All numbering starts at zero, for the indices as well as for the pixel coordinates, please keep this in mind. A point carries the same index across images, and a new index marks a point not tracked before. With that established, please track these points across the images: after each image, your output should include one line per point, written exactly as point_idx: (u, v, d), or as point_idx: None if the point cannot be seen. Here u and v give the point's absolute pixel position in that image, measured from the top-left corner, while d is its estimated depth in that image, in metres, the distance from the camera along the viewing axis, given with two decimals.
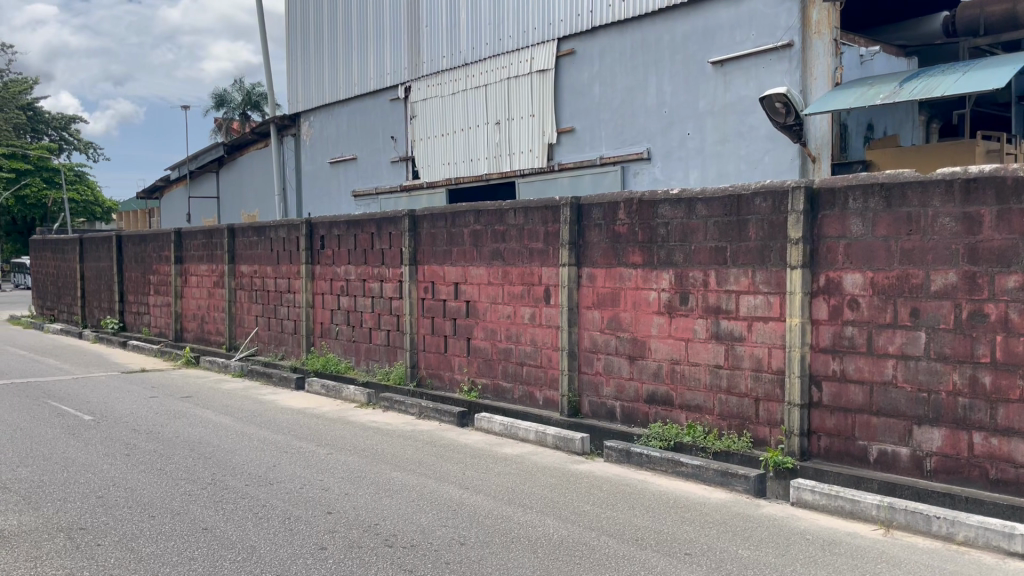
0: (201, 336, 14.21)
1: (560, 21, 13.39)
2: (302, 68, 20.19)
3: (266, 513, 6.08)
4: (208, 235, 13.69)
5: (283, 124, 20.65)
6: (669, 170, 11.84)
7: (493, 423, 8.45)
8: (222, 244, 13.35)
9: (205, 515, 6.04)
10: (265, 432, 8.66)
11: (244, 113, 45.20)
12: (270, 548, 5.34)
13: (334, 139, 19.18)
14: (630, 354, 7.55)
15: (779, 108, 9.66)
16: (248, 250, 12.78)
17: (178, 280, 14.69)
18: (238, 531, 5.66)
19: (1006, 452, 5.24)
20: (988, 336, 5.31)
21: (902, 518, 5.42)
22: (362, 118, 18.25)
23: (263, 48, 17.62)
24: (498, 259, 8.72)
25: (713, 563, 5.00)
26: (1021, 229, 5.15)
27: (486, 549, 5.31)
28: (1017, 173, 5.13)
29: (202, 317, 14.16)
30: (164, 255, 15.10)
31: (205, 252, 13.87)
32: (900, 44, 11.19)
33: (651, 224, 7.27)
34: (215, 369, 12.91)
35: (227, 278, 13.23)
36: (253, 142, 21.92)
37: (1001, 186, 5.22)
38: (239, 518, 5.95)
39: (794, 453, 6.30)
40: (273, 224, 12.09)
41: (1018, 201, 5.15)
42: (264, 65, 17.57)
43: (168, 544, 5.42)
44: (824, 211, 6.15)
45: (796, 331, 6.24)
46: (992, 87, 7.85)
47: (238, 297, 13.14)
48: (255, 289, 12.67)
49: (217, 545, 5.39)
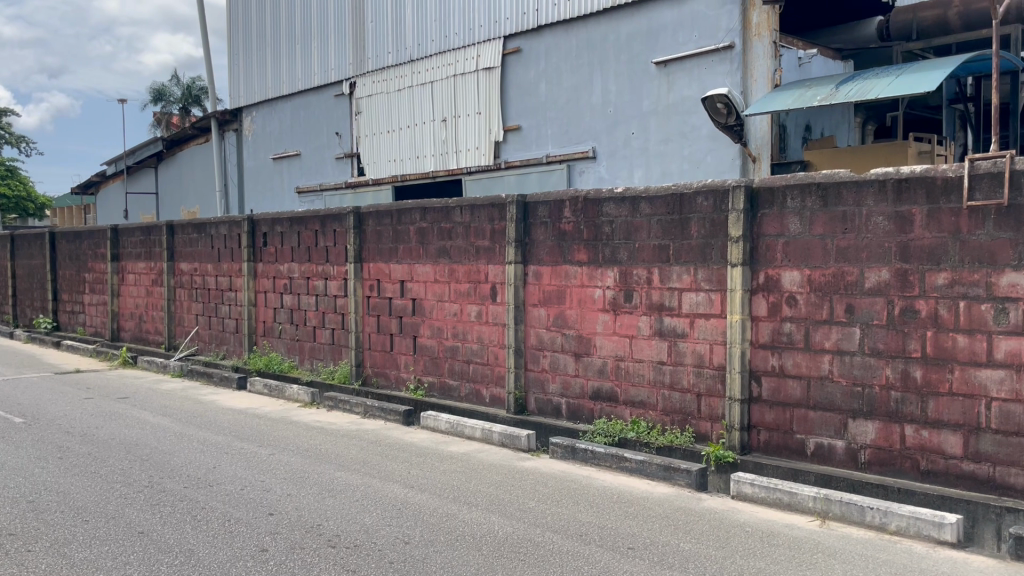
0: (139, 335, 13.85)
1: (506, 19, 13.38)
2: (244, 62, 19.85)
3: (205, 516, 5.98)
4: (146, 232, 13.36)
5: (222, 119, 20.27)
6: (614, 169, 11.95)
7: (439, 421, 8.43)
8: (160, 241, 13.05)
9: (141, 518, 5.91)
10: (205, 432, 8.49)
11: (184, 108, 44.15)
12: (208, 551, 5.25)
13: (276, 134, 18.90)
14: (576, 351, 7.61)
15: (721, 108, 9.80)
16: (188, 247, 12.51)
17: (115, 278, 14.32)
18: (175, 535, 5.54)
19: (936, 444, 5.43)
20: (919, 332, 5.49)
21: (838, 509, 5.58)
22: (305, 113, 18.03)
23: (203, 41, 17.27)
24: (444, 257, 8.70)
25: (656, 556, 5.08)
26: (951, 228, 5.34)
27: (432, 547, 5.30)
28: (947, 174, 5.34)
29: (139, 316, 13.81)
30: (99, 253, 14.69)
31: (142, 249, 13.54)
32: (837, 47, 11.41)
33: (596, 222, 7.35)
34: (153, 369, 12.60)
35: (166, 275, 12.94)
36: (192, 137, 21.45)
37: (931, 187, 5.41)
38: (177, 521, 5.84)
39: (734, 447, 6.45)
40: (213, 220, 11.86)
41: (947, 201, 5.35)
42: (204, 58, 17.22)
43: (102, 549, 5.29)
44: (763, 210, 6.29)
45: (736, 327, 6.37)
46: (924, 91, 8.05)
47: (178, 295, 12.87)
48: (195, 287, 12.42)
49: (153, 549, 5.27)
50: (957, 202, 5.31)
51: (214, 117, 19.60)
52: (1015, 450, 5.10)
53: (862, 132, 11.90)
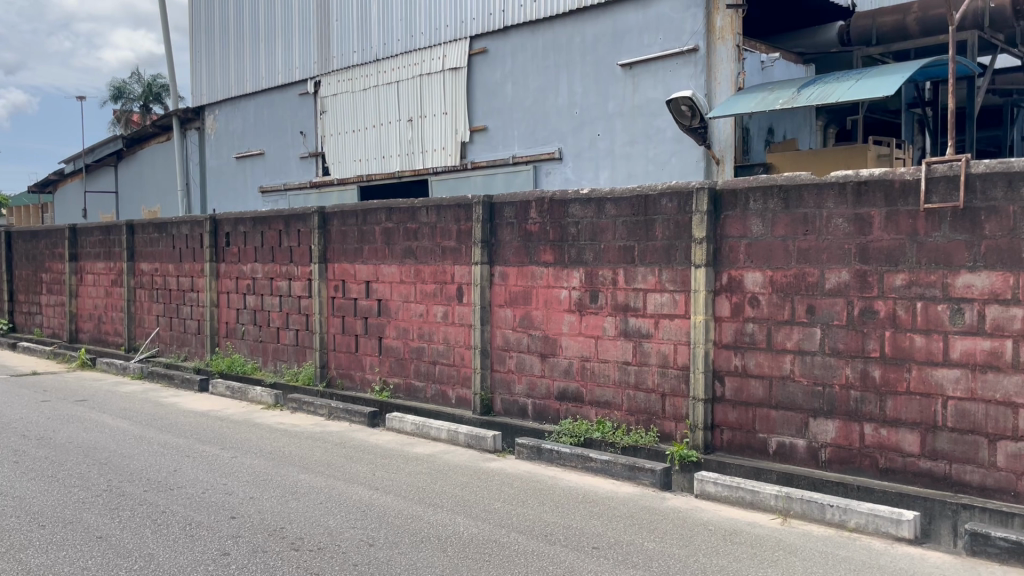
0: (98, 336, 13.60)
1: (472, 19, 13.35)
2: (207, 59, 19.61)
3: (165, 520, 5.88)
4: (105, 232, 13.13)
5: (184, 117, 20.00)
6: (580, 170, 11.99)
7: (404, 423, 8.39)
8: (120, 241, 12.84)
9: (99, 522, 5.80)
10: (166, 435, 8.36)
11: (145, 106, 43.40)
12: (168, 555, 5.17)
13: (240, 133, 18.67)
14: (542, 352, 7.62)
15: (685, 110, 9.91)
16: (148, 247, 12.33)
17: (73, 278, 14.05)
18: (135, 540, 5.45)
19: (894, 442, 5.52)
20: (878, 332, 5.59)
21: (799, 507, 5.66)
22: (268, 112, 17.85)
23: (165, 38, 17.01)
24: (410, 258, 8.67)
25: (620, 556, 5.10)
26: (908, 229, 5.44)
27: (396, 549, 5.28)
28: (905, 176, 5.43)
29: (98, 317, 13.56)
30: (57, 253, 14.41)
31: (102, 249, 13.30)
32: (799, 52, 11.70)
33: (562, 223, 7.36)
34: (111, 371, 12.38)
35: (126, 275, 12.73)
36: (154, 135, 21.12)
37: (889, 190, 5.51)
38: (137, 526, 5.74)
39: (698, 447, 6.50)
40: (174, 220, 11.69)
41: (905, 203, 5.44)
42: (166, 54, 16.97)
43: (59, 554, 5.19)
44: (726, 212, 6.35)
45: (700, 328, 6.42)
46: (883, 96, 8.18)
47: (138, 295, 12.66)
48: (156, 287, 12.24)
49: (111, 554, 5.18)
50: (914, 204, 5.41)
51: (176, 115, 19.34)
52: (971, 448, 5.21)
53: (824, 135, 12.10)
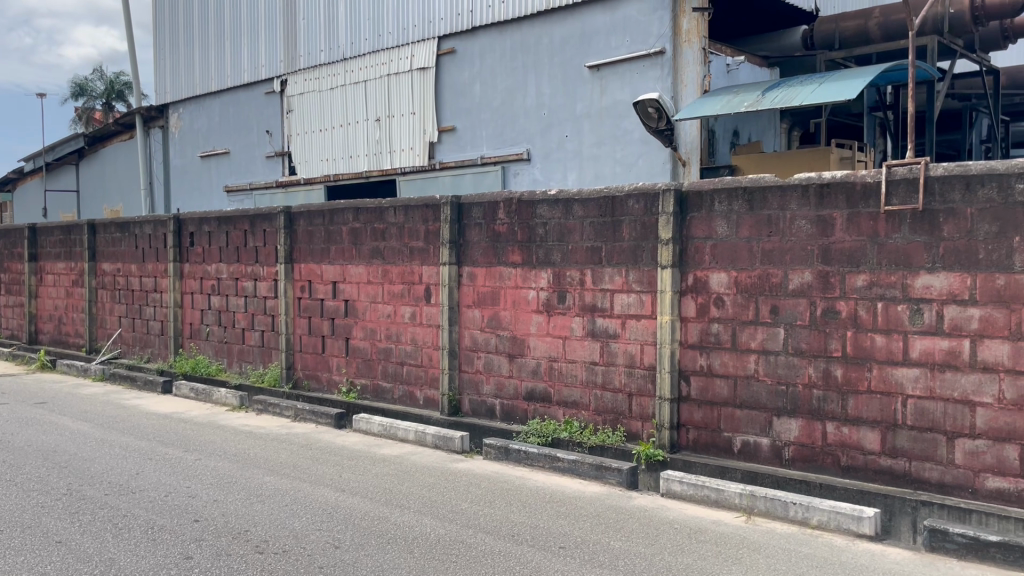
0: (58, 338, 13.35)
1: (440, 20, 13.32)
2: (170, 56, 19.35)
3: (127, 524, 5.80)
4: (66, 231, 12.90)
5: (148, 115, 19.71)
6: (548, 171, 12.01)
7: (371, 424, 8.35)
8: (81, 240, 12.62)
9: (59, 527, 5.70)
10: (128, 438, 8.23)
11: (107, 103, 42.65)
12: (130, 559, 5.10)
13: (205, 131, 18.45)
14: (509, 352, 7.63)
15: (652, 113, 9.97)
16: (110, 246, 12.14)
17: (32, 278, 13.79)
18: (95, 544, 5.36)
19: (856, 440, 5.61)
20: (840, 332, 5.67)
21: (762, 505, 5.73)
22: (233, 110, 17.66)
23: (127, 34, 16.76)
24: (377, 258, 8.62)
25: (586, 555, 5.13)
26: (870, 231, 5.53)
27: (362, 551, 5.25)
28: (866, 179, 5.53)
29: (58, 318, 13.32)
30: (15, 252, 14.12)
31: (62, 249, 13.07)
32: (763, 56, 11.86)
33: (530, 224, 7.38)
34: (72, 372, 12.16)
35: (87, 276, 12.52)
36: (116, 133, 20.82)
37: (851, 192, 5.60)
38: (97, 530, 5.65)
39: (664, 446, 6.55)
40: (138, 220, 11.53)
41: (866, 205, 5.54)
42: (129, 51, 16.72)
43: (18, 559, 5.09)
44: (692, 214, 6.40)
45: (666, 328, 6.47)
46: (845, 99, 8.31)
47: (100, 296, 12.46)
48: (118, 288, 12.05)
49: (71, 559, 5.10)
50: (875, 206, 5.50)
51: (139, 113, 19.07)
52: (930, 446, 5.31)
53: (788, 137, 12.25)
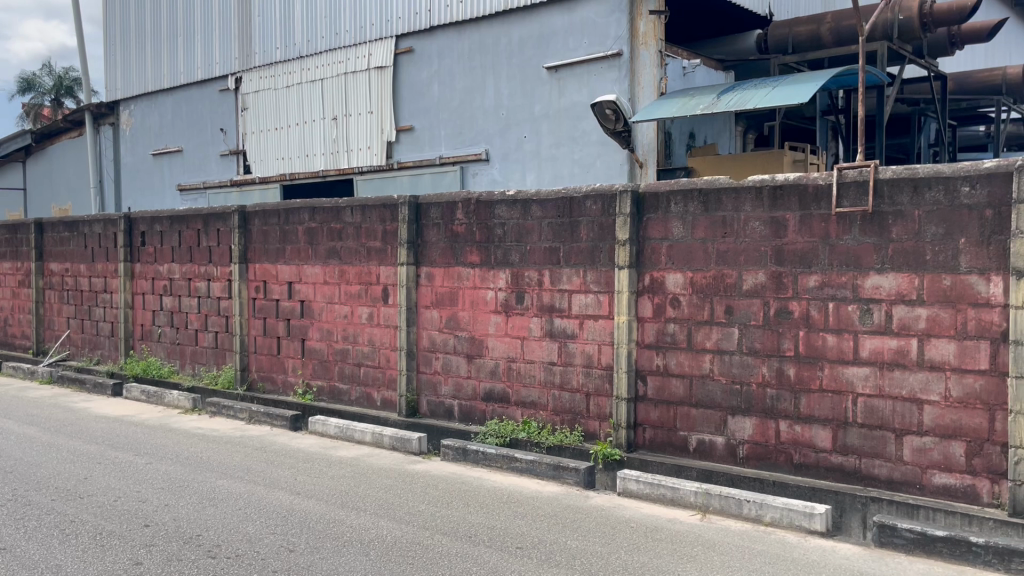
0: (3, 340, 13.00)
1: (397, 19, 13.25)
2: (121, 52, 18.97)
3: (75, 529, 5.66)
4: (11, 230, 12.56)
5: (98, 112, 19.28)
6: (507, 172, 12.02)
7: (328, 426, 8.28)
8: (27, 240, 12.30)
9: (4, 534, 5.54)
10: (76, 442, 8.04)
11: (54, 99, 41.60)
12: (77, 566, 4.98)
13: (155, 129, 18.11)
14: (468, 353, 7.60)
15: (609, 114, 10.02)
16: (59, 246, 11.86)
17: None
18: (42, 550, 5.23)
19: (808, 438, 5.70)
20: (793, 332, 5.76)
21: (717, 503, 5.79)
22: (185, 108, 17.37)
23: (76, 28, 16.38)
24: (334, 258, 8.54)
25: (544, 554, 5.13)
26: (822, 233, 5.61)
27: (317, 554, 5.19)
28: (818, 181, 5.61)
29: (4, 319, 12.97)
30: None
31: (8, 248, 12.72)
32: (719, 59, 12.01)
33: (488, 224, 7.36)
34: (18, 375, 11.83)
35: (33, 276, 12.20)
36: (63, 130, 20.34)
37: (804, 194, 5.68)
38: (44, 536, 5.50)
39: (621, 445, 6.59)
40: (88, 219, 11.27)
41: (818, 207, 5.63)
42: (79, 46, 16.36)
43: None
44: (648, 215, 6.44)
45: (623, 329, 6.51)
46: (798, 102, 8.44)
47: (47, 296, 12.15)
48: (67, 288, 11.78)
49: (16, 567, 4.96)
50: (827, 208, 5.59)
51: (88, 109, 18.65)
52: (879, 443, 5.41)
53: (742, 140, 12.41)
